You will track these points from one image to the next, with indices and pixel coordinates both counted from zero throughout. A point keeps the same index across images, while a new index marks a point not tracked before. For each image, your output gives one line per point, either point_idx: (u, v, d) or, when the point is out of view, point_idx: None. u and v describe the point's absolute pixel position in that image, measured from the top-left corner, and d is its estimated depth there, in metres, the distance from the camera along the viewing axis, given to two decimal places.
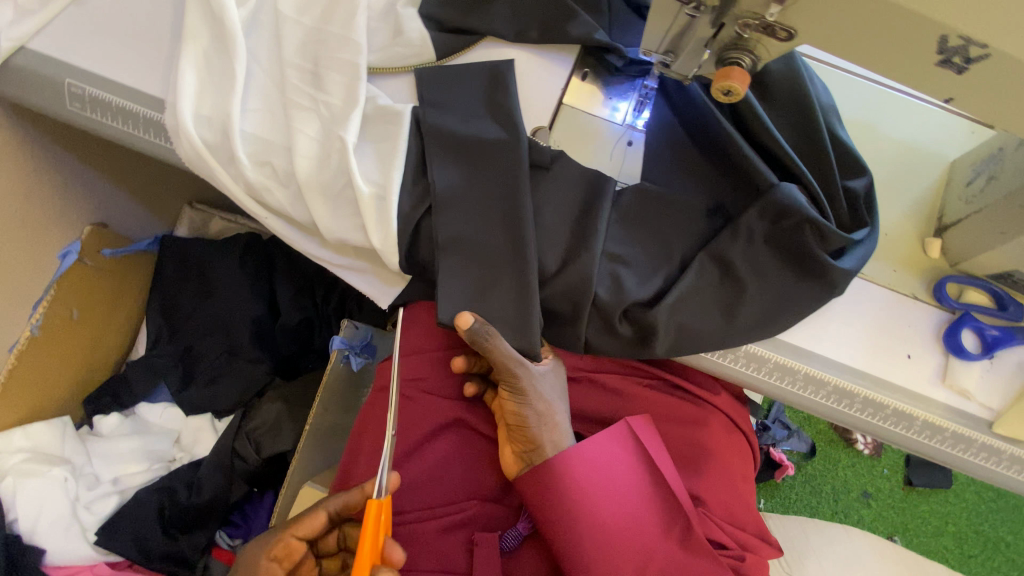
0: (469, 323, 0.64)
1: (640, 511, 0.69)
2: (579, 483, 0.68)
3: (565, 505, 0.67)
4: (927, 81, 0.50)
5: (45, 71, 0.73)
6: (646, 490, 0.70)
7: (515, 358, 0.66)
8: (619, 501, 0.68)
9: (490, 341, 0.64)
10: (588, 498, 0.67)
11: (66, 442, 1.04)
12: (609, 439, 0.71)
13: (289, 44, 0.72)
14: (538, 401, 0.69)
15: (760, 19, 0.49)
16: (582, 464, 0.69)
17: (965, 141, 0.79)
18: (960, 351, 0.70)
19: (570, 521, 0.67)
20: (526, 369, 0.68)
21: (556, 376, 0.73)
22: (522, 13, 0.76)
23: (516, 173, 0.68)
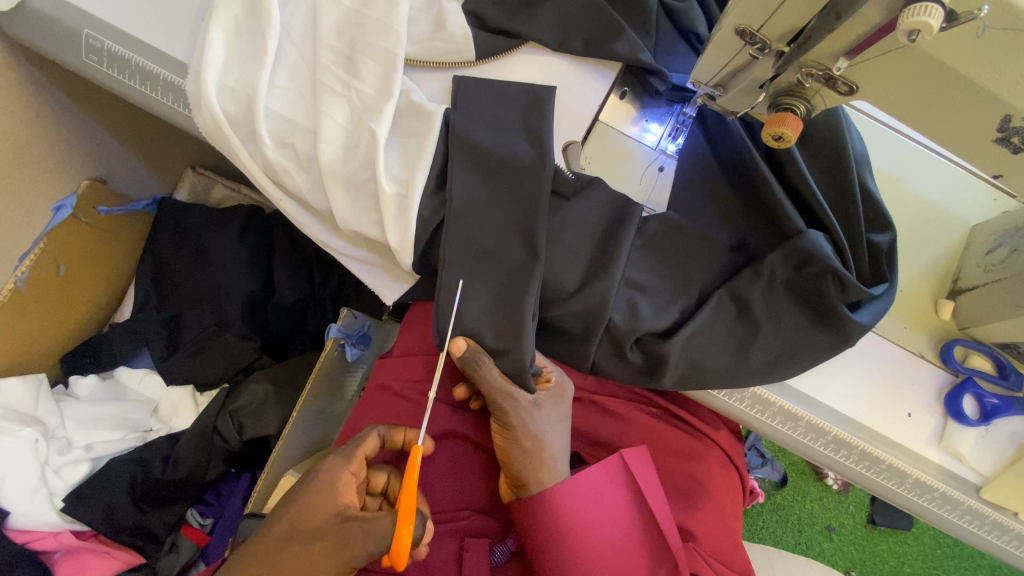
0: (461, 349, 0.64)
1: (631, 548, 0.69)
2: (570, 519, 0.68)
3: (555, 541, 0.67)
4: (981, 154, 0.49)
5: (63, 18, 0.69)
6: (634, 527, 0.70)
7: (501, 392, 0.66)
8: (608, 534, 0.69)
9: (478, 368, 0.64)
10: (579, 535, 0.67)
11: (40, 401, 0.99)
12: (600, 471, 0.71)
13: (325, 24, 0.69)
14: (526, 435, 0.67)
15: (825, 71, 0.48)
16: (572, 498, 0.68)
17: (987, 207, 0.79)
18: (959, 416, 0.71)
19: (557, 555, 0.67)
20: (514, 404, 0.66)
21: (556, 407, 0.70)
22: (569, 21, 0.73)
23: (538, 192, 0.66)
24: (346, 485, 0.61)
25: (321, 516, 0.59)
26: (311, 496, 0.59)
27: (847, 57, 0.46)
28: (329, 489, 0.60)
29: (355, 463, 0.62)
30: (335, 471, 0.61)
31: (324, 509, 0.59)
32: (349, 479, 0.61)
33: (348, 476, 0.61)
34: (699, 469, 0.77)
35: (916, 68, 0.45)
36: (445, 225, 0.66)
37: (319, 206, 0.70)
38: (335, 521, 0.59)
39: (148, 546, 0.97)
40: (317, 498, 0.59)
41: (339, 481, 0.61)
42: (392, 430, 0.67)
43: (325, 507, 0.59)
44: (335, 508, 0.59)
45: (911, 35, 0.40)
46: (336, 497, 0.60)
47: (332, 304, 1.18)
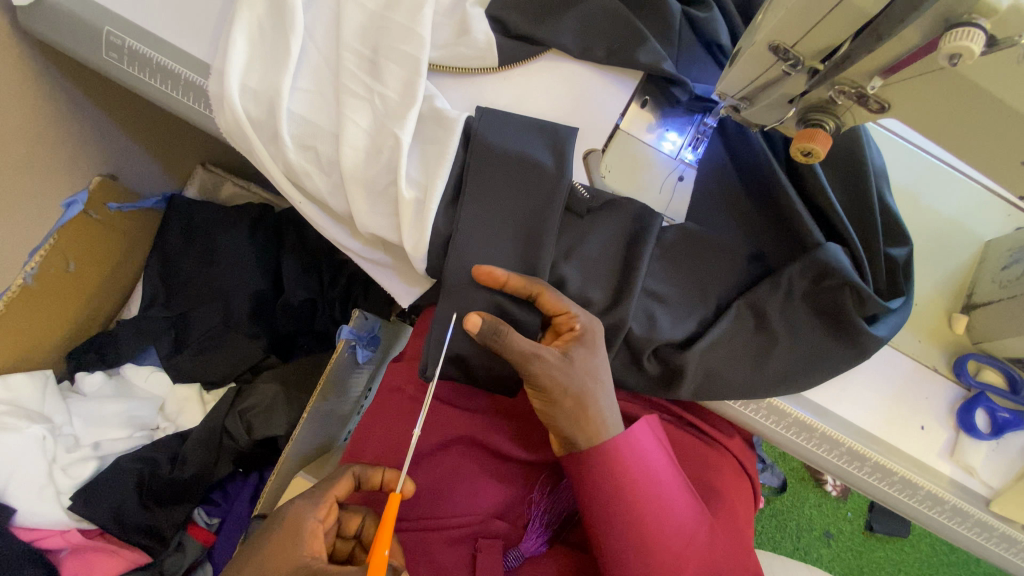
0: (478, 325, 0.60)
1: (679, 509, 0.66)
2: (625, 472, 0.64)
3: (606, 493, 0.64)
4: (1008, 175, 0.50)
5: (83, 13, 0.69)
6: (699, 525, 0.67)
7: (526, 356, 0.61)
8: (661, 495, 0.65)
9: (501, 339, 0.60)
10: (631, 488, 0.64)
11: (47, 398, 0.99)
12: (664, 464, 0.67)
13: (349, 27, 0.68)
14: (571, 423, 0.64)
15: (858, 88, 0.48)
16: (627, 452, 0.65)
17: (1002, 223, 0.80)
18: (971, 429, 0.72)
19: (606, 506, 0.64)
20: (541, 361, 0.61)
21: (589, 361, 0.64)
22: (592, 29, 0.73)
23: (551, 204, 0.66)
24: (312, 532, 0.58)
25: (285, 565, 0.56)
26: (276, 544, 0.57)
27: (882, 75, 0.46)
28: (295, 536, 0.58)
29: (323, 508, 0.60)
30: (303, 515, 0.59)
31: (289, 558, 0.56)
32: (316, 527, 0.59)
33: (315, 523, 0.59)
34: (711, 474, 0.77)
35: (950, 90, 0.45)
36: (454, 236, 0.65)
37: (339, 209, 0.70)
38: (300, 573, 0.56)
39: (155, 544, 0.96)
40: (283, 546, 0.57)
41: (305, 528, 0.58)
42: (367, 470, 0.65)
43: (290, 556, 0.56)
44: (299, 558, 0.56)
45: (952, 58, 0.40)
46: (302, 545, 0.57)
47: (341, 305, 1.14)
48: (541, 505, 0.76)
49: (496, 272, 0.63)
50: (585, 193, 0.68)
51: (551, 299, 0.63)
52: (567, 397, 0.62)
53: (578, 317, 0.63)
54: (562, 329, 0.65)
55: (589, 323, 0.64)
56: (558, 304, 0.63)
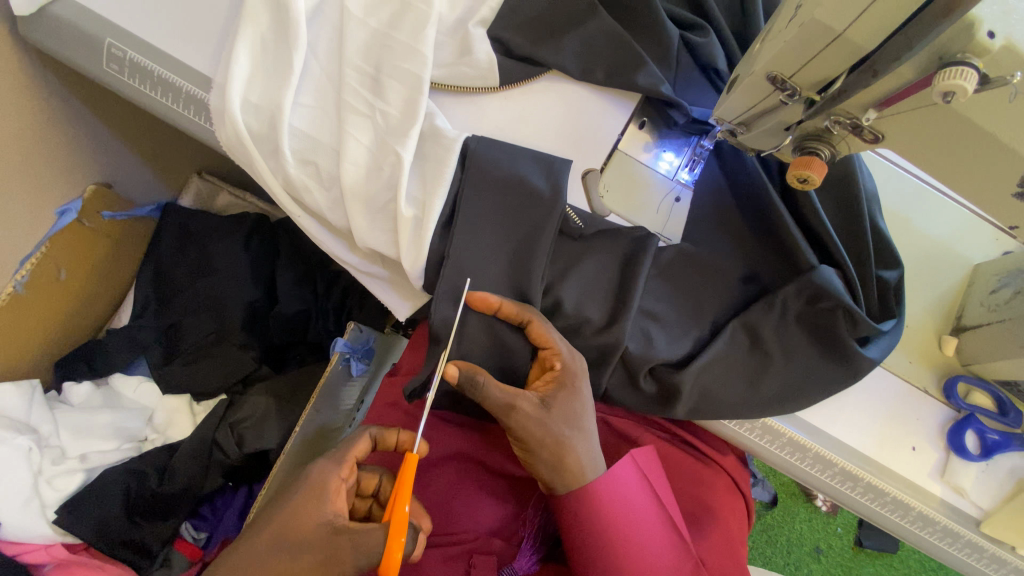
0: (456, 374, 0.59)
1: (662, 550, 0.66)
2: (604, 515, 0.64)
3: (587, 537, 0.65)
4: (998, 206, 0.51)
5: (85, 24, 0.69)
6: (684, 564, 0.66)
7: (505, 406, 0.60)
8: (642, 535, 0.65)
9: (479, 390, 0.59)
10: (613, 531, 0.64)
11: (33, 409, 0.96)
12: (647, 504, 0.67)
13: (352, 44, 0.69)
14: (551, 469, 0.63)
15: (853, 119, 0.49)
16: (606, 494, 0.65)
17: (989, 247, 0.82)
18: (961, 450, 0.73)
19: (588, 548, 0.65)
20: (518, 412, 0.61)
21: (569, 403, 0.63)
22: (592, 51, 0.74)
23: (543, 227, 0.66)
24: (336, 490, 0.57)
25: (308, 524, 0.55)
26: (298, 502, 0.56)
27: (876, 108, 0.48)
28: (317, 494, 0.56)
29: (345, 466, 0.59)
30: (324, 473, 0.58)
31: (312, 517, 0.55)
32: (339, 485, 0.58)
33: (337, 482, 0.58)
34: (705, 492, 0.77)
35: (943, 125, 0.46)
36: (450, 253, 0.65)
37: (338, 224, 0.70)
38: (324, 532, 0.55)
39: (141, 560, 0.95)
40: (305, 504, 0.56)
41: (328, 486, 0.57)
42: (385, 431, 0.63)
43: (313, 514, 0.55)
44: (323, 517, 0.55)
45: (947, 95, 0.41)
46: (325, 504, 0.56)
47: (335, 315, 1.16)
48: (535, 520, 0.75)
49: (490, 298, 0.64)
50: (577, 221, 0.68)
51: (539, 329, 0.64)
52: (545, 448, 0.61)
53: (561, 356, 0.64)
54: (547, 365, 0.65)
55: (571, 361, 0.64)
56: (546, 338, 0.64)
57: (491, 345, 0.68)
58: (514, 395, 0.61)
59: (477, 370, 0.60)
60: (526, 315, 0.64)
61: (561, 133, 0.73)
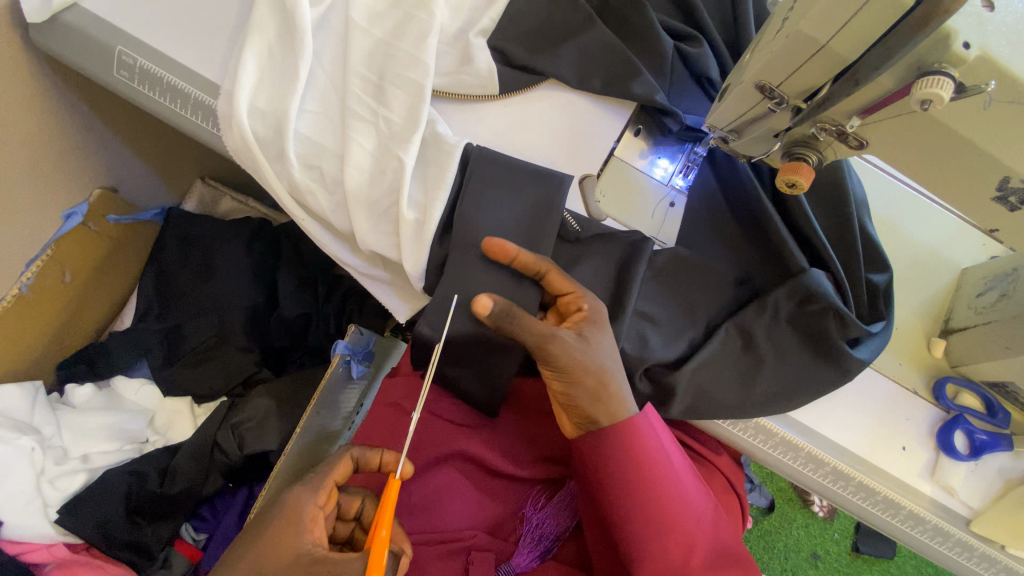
0: (489, 307, 0.58)
1: (691, 495, 0.68)
2: (642, 454, 0.65)
3: (625, 475, 0.65)
4: (979, 210, 0.53)
5: (98, 33, 0.71)
6: (706, 510, 0.69)
7: (545, 337, 0.61)
8: (675, 479, 0.67)
9: (515, 322, 0.59)
10: (649, 471, 0.66)
11: (36, 410, 0.97)
12: (673, 449, 0.69)
13: (356, 53, 0.71)
14: (591, 402, 0.64)
15: (838, 126, 0.51)
16: (645, 431, 0.66)
17: (976, 252, 0.84)
18: (950, 450, 0.74)
19: (625, 487, 0.65)
20: (557, 348, 0.61)
21: (602, 338, 0.64)
22: (589, 61, 0.77)
23: (549, 214, 0.68)
24: (313, 518, 0.59)
25: (287, 552, 0.56)
26: (276, 530, 0.57)
27: (860, 116, 0.50)
28: (295, 522, 0.58)
29: (323, 493, 0.61)
30: (302, 501, 0.59)
31: (291, 546, 0.56)
32: (316, 512, 0.59)
33: (315, 509, 0.60)
34: None
35: (924, 132, 0.48)
36: (451, 255, 0.67)
37: (341, 227, 0.72)
38: (303, 561, 0.56)
39: (141, 560, 0.95)
40: (283, 533, 0.57)
41: (306, 514, 0.59)
42: (364, 453, 0.66)
43: (290, 544, 0.56)
44: (300, 547, 0.56)
45: (924, 103, 0.43)
46: (303, 533, 0.57)
47: (336, 318, 1.16)
48: (534, 519, 0.77)
49: (506, 246, 0.64)
50: (574, 224, 0.70)
51: (559, 278, 0.65)
52: (587, 380, 0.63)
53: (586, 297, 0.65)
54: (570, 309, 0.66)
55: (595, 303, 0.65)
56: (568, 283, 0.65)
57: (490, 345, 0.70)
58: (548, 334, 0.61)
59: (511, 303, 0.60)
60: (545, 265, 0.65)
61: (560, 141, 0.75)
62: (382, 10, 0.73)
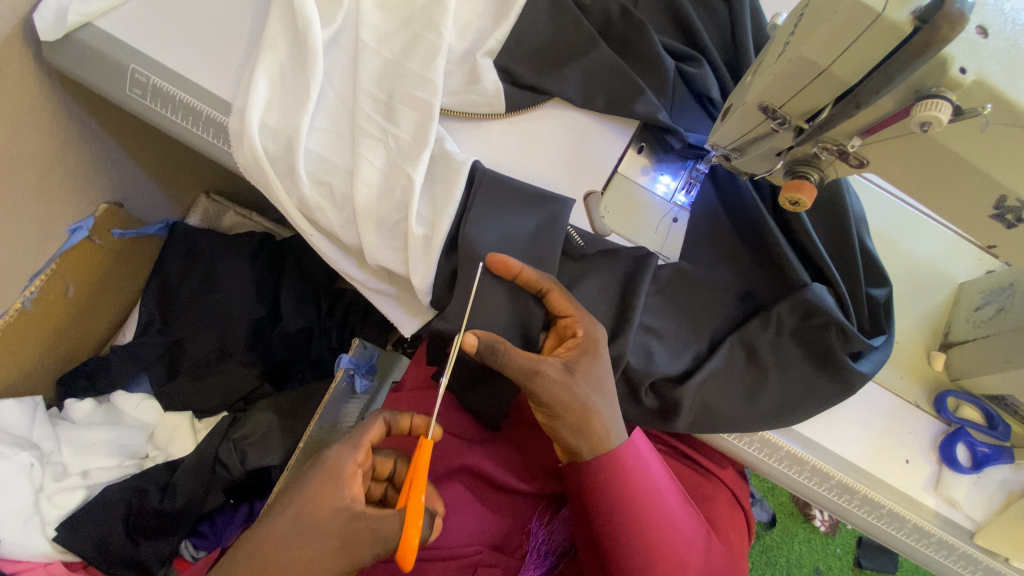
0: (474, 344, 0.59)
1: (681, 522, 0.68)
2: (631, 485, 0.65)
3: (614, 509, 0.65)
4: (976, 227, 0.54)
5: (112, 52, 0.72)
6: (697, 534, 0.69)
7: (529, 370, 0.61)
8: (665, 506, 0.67)
9: (499, 355, 0.60)
10: (638, 502, 0.65)
11: (35, 425, 0.97)
12: (662, 475, 0.69)
13: (366, 73, 0.72)
14: (577, 436, 0.63)
15: (840, 146, 0.53)
16: (634, 460, 0.66)
17: (973, 267, 0.85)
18: (953, 463, 0.75)
19: (616, 520, 0.65)
20: (544, 377, 0.61)
21: (592, 370, 0.63)
22: (593, 80, 0.78)
23: (553, 224, 0.70)
24: (352, 476, 0.57)
25: (327, 509, 0.55)
26: (317, 485, 0.56)
27: (862, 135, 0.51)
28: (334, 478, 0.57)
29: (361, 450, 0.59)
30: (341, 458, 0.58)
31: (331, 503, 0.56)
32: (355, 470, 0.58)
33: (353, 467, 0.58)
34: (704, 507, 0.79)
35: (922, 151, 0.49)
36: (459, 270, 0.68)
37: (350, 242, 0.73)
38: (342, 518, 0.55)
39: None
40: (323, 488, 0.56)
41: (344, 470, 0.58)
42: (398, 415, 0.64)
43: (330, 498, 0.56)
44: (339, 501, 0.56)
45: (923, 125, 0.45)
46: (342, 489, 0.56)
47: (338, 332, 1.16)
48: (540, 535, 0.76)
49: (511, 262, 0.65)
50: (580, 240, 0.72)
51: (560, 298, 0.65)
52: (570, 412, 0.62)
53: (582, 323, 0.65)
54: (569, 333, 0.66)
55: (591, 329, 0.65)
56: (566, 306, 0.65)
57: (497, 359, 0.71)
58: (535, 361, 0.61)
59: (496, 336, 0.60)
60: (546, 285, 0.66)
61: (566, 159, 0.77)
62: (391, 31, 0.74)
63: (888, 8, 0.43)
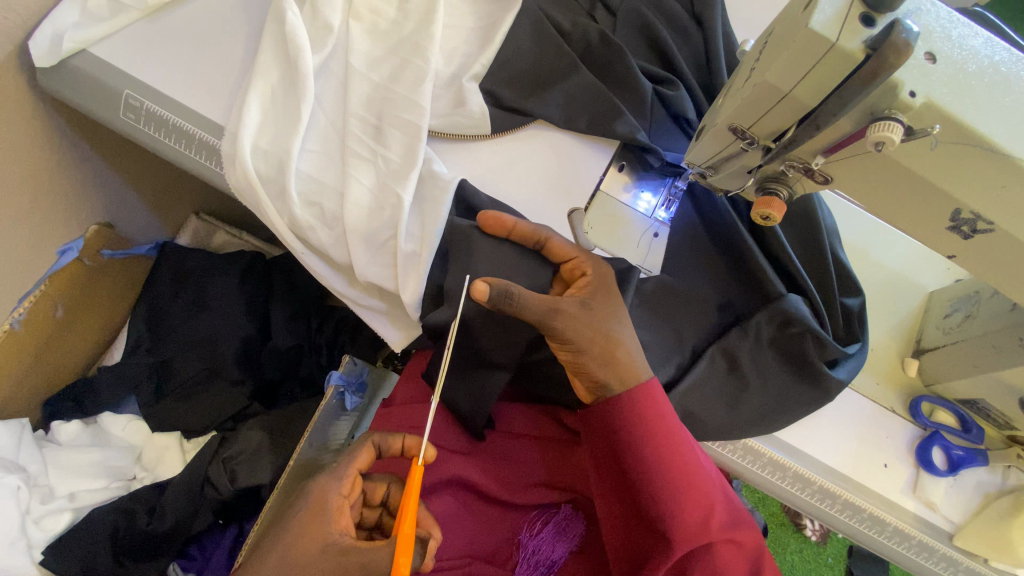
0: (487, 292, 0.59)
1: (705, 461, 0.69)
2: (660, 416, 0.67)
3: (647, 440, 0.66)
4: (936, 237, 0.57)
5: (107, 78, 0.74)
6: (717, 478, 0.70)
7: (549, 310, 0.63)
8: (690, 442, 0.68)
9: (512, 300, 0.61)
10: (669, 435, 0.66)
11: (21, 447, 0.95)
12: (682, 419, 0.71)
13: (355, 97, 0.75)
14: (604, 366, 0.66)
15: (806, 164, 0.56)
16: (659, 394, 0.68)
17: (942, 276, 0.89)
18: (929, 466, 0.77)
19: (650, 449, 0.66)
20: (565, 313, 0.64)
21: (606, 305, 0.68)
22: (574, 102, 0.82)
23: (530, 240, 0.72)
24: (337, 508, 0.58)
25: (314, 543, 0.56)
26: (303, 524, 0.56)
27: (824, 153, 0.54)
28: (321, 514, 0.57)
29: (347, 483, 0.60)
30: (327, 491, 0.59)
31: (318, 537, 0.56)
32: (341, 502, 0.59)
33: (340, 499, 0.59)
34: None
35: (880, 168, 0.53)
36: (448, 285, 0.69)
37: (340, 260, 0.74)
38: (331, 552, 0.56)
39: None
40: (309, 526, 0.56)
41: (331, 504, 0.58)
42: (387, 438, 0.64)
43: (317, 536, 0.56)
44: (328, 537, 0.56)
45: (877, 145, 0.48)
46: (329, 523, 0.57)
47: (328, 350, 1.16)
48: (529, 545, 0.76)
49: (503, 219, 0.69)
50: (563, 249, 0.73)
51: (558, 246, 0.69)
52: (595, 344, 0.65)
53: (586, 260, 0.70)
54: (576, 275, 0.70)
55: (597, 267, 0.70)
56: (569, 248, 0.69)
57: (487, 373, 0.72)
58: (552, 299, 0.64)
59: (505, 283, 0.61)
60: (545, 233, 0.70)
61: (550, 177, 0.79)
62: (379, 56, 0.77)
63: (842, 37, 0.46)
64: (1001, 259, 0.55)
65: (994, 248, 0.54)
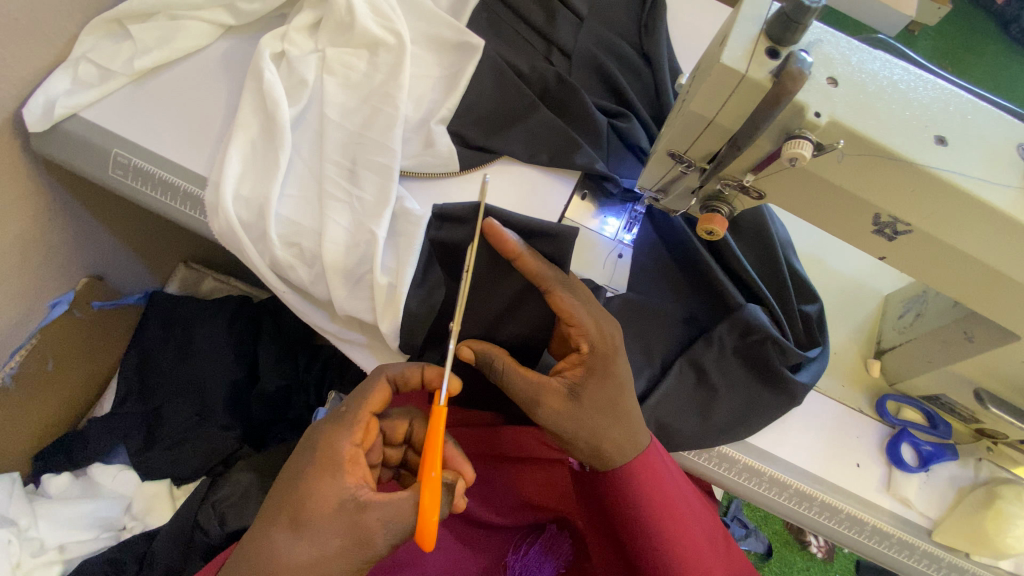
0: (469, 357, 0.69)
1: (704, 523, 0.71)
2: (660, 491, 0.68)
3: (646, 514, 0.68)
4: (865, 239, 0.62)
5: (97, 139, 0.79)
6: (717, 539, 0.73)
7: (531, 396, 0.67)
8: (689, 508, 0.70)
9: (492, 367, 0.69)
10: (669, 513, 0.68)
11: (12, 502, 0.96)
12: (682, 480, 0.72)
13: (331, 145, 0.80)
14: (591, 457, 0.68)
15: (738, 180, 0.62)
16: (657, 464, 0.69)
17: (897, 279, 0.94)
18: (900, 463, 0.79)
19: (651, 521, 0.68)
20: (549, 406, 0.67)
21: (598, 394, 0.67)
22: (537, 138, 0.87)
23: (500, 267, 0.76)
24: (352, 459, 0.60)
25: (331, 501, 0.57)
26: (315, 478, 0.58)
27: (754, 170, 0.60)
28: (335, 467, 0.59)
29: (358, 432, 0.61)
30: (338, 442, 0.60)
31: (332, 492, 0.58)
32: (354, 451, 0.60)
33: (352, 449, 0.60)
34: None
35: (801, 180, 0.58)
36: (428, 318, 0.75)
37: (320, 296, 0.79)
38: (348, 505, 0.57)
39: None
40: (323, 480, 0.58)
41: (345, 456, 0.60)
42: (400, 375, 0.65)
43: (332, 491, 0.58)
44: (344, 491, 0.58)
45: (792, 160, 0.53)
46: (341, 478, 0.58)
47: (315, 389, 1.23)
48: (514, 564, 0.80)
49: (509, 246, 0.68)
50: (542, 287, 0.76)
51: (559, 301, 0.69)
52: (579, 440, 0.67)
53: (586, 338, 0.69)
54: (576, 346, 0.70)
55: (598, 345, 0.68)
56: (572, 315, 0.69)
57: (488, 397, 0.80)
58: (538, 388, 0.67)
59: (489, 351, 0.69)
60: (550, 282, 0.70)
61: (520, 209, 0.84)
62: (352, 107, 0.83)
63: (751, 70, 0.51)
64: (927, 258, 0.60)
65: (917, 248, 0.59)
